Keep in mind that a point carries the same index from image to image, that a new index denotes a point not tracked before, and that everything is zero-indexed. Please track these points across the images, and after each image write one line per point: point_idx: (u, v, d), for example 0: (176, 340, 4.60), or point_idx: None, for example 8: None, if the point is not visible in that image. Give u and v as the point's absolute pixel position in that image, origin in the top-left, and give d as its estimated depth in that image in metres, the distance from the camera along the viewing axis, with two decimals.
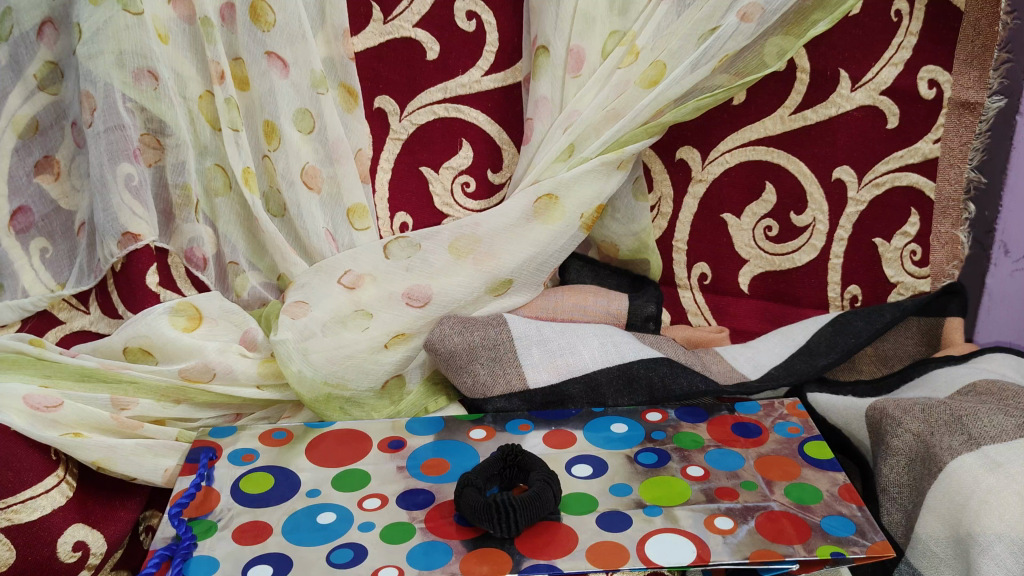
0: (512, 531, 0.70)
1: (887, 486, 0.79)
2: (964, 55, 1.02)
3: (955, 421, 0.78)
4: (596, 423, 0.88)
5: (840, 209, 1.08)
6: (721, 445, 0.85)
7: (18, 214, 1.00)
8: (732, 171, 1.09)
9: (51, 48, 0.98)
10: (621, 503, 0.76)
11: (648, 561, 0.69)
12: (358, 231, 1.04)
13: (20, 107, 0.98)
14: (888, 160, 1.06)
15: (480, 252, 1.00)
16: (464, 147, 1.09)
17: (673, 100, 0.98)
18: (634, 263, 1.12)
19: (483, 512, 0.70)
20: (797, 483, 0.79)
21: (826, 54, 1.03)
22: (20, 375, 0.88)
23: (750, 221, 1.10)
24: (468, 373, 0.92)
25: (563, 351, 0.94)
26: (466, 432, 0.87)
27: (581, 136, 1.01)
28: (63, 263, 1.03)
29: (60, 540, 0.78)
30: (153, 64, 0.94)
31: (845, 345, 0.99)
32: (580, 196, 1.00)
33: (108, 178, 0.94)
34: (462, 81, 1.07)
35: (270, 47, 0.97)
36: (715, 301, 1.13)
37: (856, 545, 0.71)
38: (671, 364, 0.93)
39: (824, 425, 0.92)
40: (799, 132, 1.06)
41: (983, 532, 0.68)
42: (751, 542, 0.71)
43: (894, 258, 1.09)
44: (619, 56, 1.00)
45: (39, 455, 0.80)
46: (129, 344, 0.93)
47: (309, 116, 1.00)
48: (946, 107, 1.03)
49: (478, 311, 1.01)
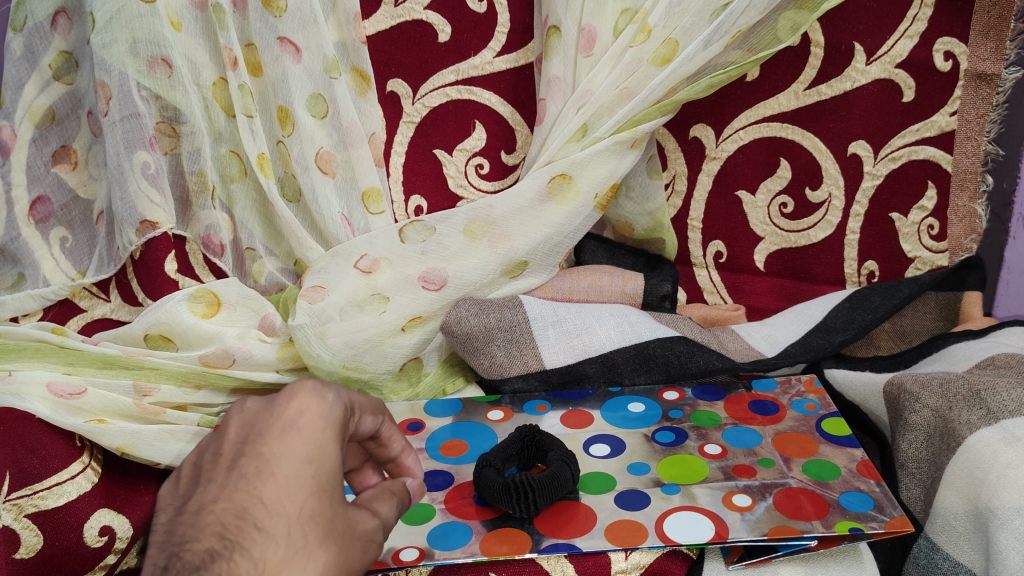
0: (530, 509, 0.70)
1: (906, 461, 0.80)
2: (980, 26, 1.00)
3: (973, 395, 0.78)
4: (613, 403, 0.89)
5: (856, 184, 1.07)
6: (739, 423, 0.85)
7: (37, 204, 1.01)
8: (746, 148, 1.08)
9: (64, 38, 0.99)
10: (639, 482, 0.76)
11: (666, 539, 0.69)
12: (373, 215, 1.04)
13: (36, 98, 1.00)
14: (904, 133, 1.05)
15: (495, 233, 1.00)
16: (477, 128, 1.09)
17: (686, 77, 0.97)
18: (649, 242, 1.12)
19: (505, 489, 0.70)
20: (815, 460, 0.80)
21: (841, 28, 1.02)
22: (42, 363, 0.89)
23: (765, 198, 1.10)
24: (485, 355, 0.93)
25: (579, 332, 0.94)
26: (483, 413, 0.88)
27: (594, 116, 1.00)
28: (83, 252, 1.03)
29: (86, 525, 0.79)
30: (167, 52, 0.94)
31: (863, 321, 0.99)
32: (593, 175, 1.00)
33: (125, 166, 0.94)
34: (474, 63, 1.07)
35: (283, 32, 0.98)
36: (731, 279, 1.13)
37: (875, 521, 0.71)
38: (687, 342, 0.93)
39: (843, 401, 0.93)
40: (813, 107, 1.05)
41: (1002, 506, 0.68)
42: (769, 518, 0.72)
43: (911, 232, 1.08)
44: (631, 34, 0.99)
45: (63, 442, 0.81)
46: (150, 331, 0.94)
47: (323, 101, 1.01)
48: (963, 78, 1.02)
49: (493, 293, 1.02)
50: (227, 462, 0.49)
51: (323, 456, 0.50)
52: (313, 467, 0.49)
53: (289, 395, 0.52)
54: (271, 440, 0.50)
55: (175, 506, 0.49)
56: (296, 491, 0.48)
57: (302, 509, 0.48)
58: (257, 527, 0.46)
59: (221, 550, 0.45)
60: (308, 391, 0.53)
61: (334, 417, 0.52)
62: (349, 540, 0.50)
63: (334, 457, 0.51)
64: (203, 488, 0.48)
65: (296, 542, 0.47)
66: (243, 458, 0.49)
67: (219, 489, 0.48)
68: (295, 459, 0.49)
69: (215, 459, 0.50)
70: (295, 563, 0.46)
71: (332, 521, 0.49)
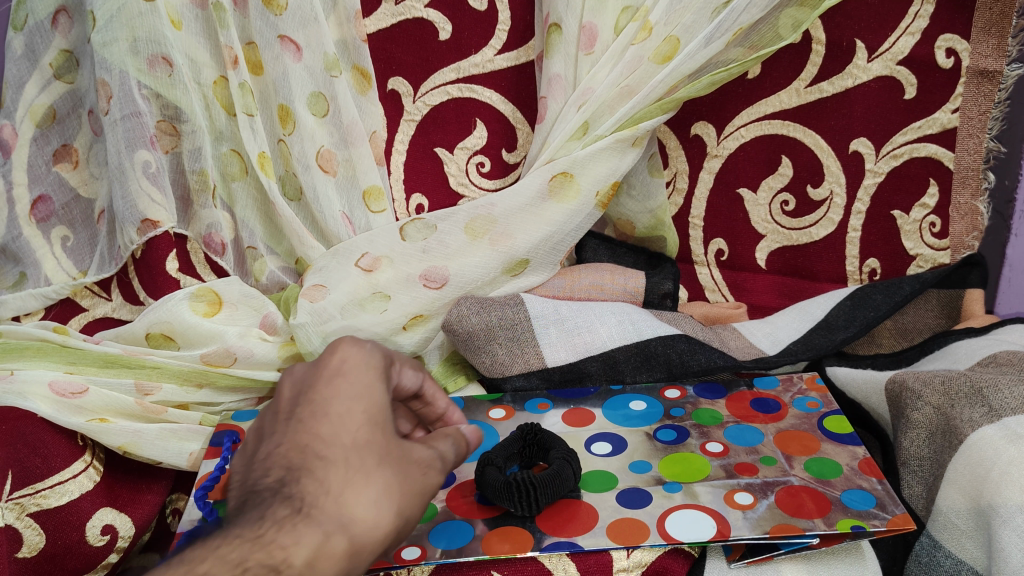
0: (532, 507, 0.70)
1: (908, 459, 0.79)
2: (981, 22, 1.00)
3: (975, 392, 0.78)
4: (614, 401, 0.89)
5: (857, 182, 1.07)
6: (740, 421, 0.85)
7: (39, 203, 1.01)
8: (747, 146, 1.08)
9: (65, 37, 0.99)
10: (641, 480, 0.76)
11: (668, 537, 0.69)
12: (374, 214, 1.04)
13: (37, 98, 1.00)
14: (905, 130, 1.05)
15: (496, 232, 0.99)
16: (478, 126, 1.09)
17: (687, 74, 0.97)
18: (651, 240, 1.12)
19: (506, 488, 0.70)
20: (817, 457, 0.80)
21: (842, 25, 1.02)
22: (44, 362, 0.89)
23: (767, 196, 1.09)
24: (486, 353, 0.92)
25: (580, 330, 0.94)
26: (484, 412, 0.88)
27: (595, 114, 1.00)
28: (85, 250, 1.03)
29: (88, 524, 0.79)
30: (167, 50, 0.93)
31: (864, 319, 0.99)
32: (595, 173, 1.00)
33: (126, 165, 0.94)
34: (475, 61, 1.07)
35: (283, 30, 0.97)
36: (732, 277, 1.13)
37: (877, 519, 0.71)
38: (689, 340, 0.93)
39: (844, 399, 0.92)
40: (815, 105, 1.05)
41: (1004, 504, 0.68)
42: (771, 517, 0.71)
43: (913, 230, 1.08)
44: (632, 32, 0.99)
45: (65, 441, 0.81)
46: (152, 330, 0.94)
47: (323, 99, 1.01)
48: (964, 75, 1.02)
49: (495, 291, 1.01)
50: (291, 401, 0.53)
51: (369, 395, 0.53)
52: (362, 404, 0.52)
53: (332, 350, 0.56)
54: (321, 386, 0.53)
55: (246, 460, 0.51)
56: (350, 423, 0.51)
57: (356, 438, 0.50)
58: (320, 459, 0.49)
59: (287, 484, 0.47)
60: (349, 344, 0.56)
61: (375, 360, 0.56)
62: (412, 468, 0.52)
63: (380, 393, 0.54)
64: (270, 437, 0.51)
65: (354, 465, 0.49)
66: (299, 408, 0.52)
67: (282, 434, 0.50)
68: (343, 399, 0.52)
69: (274, 415, 0.53)
70: (357, 482, 0.48)
71: (386, 451, 0.51)
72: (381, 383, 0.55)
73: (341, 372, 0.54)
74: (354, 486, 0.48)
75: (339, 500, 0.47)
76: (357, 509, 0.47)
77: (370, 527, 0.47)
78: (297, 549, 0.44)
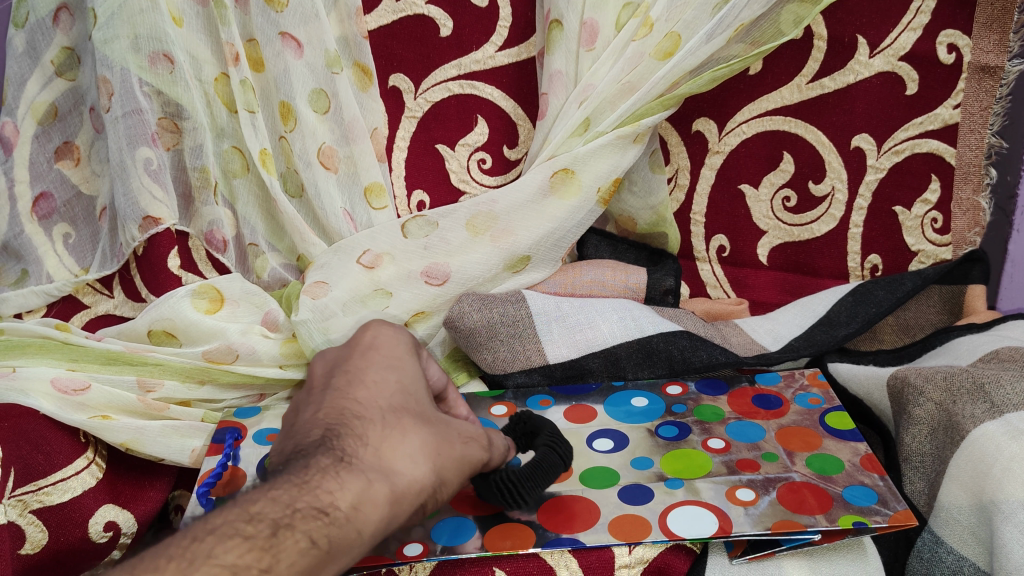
0: (522, 504, 0.69)
1: (910, 455, 0.80)
2: (983, 18, 1.00)
3: (977, 388, 0.78)
4: (616, 397, 0.89)
5: (859, 178, 1.07)
6: (742, 417, 0.85)
7: (40, 200, 1.01)
8: (749, 142, 1.08)
9: (66, 34, 0.99)
10: (642, 476, 0.77)
11: (670, 534, 0.69)
12: (376, 210, 1.04)
13: (38, 95, 1.00)
14: (907, 126, 1.05)
15: (498, 229, 1.00)
16: (479, 123, 1.09)
17: (688, 71, 0.97)
18: (652, 236, 1.12)
19: (495, 487, 0.69)
20: (819, 454, 0.80)
21: (844, 20, 1.02)
22: (47, 359, 0.89)
23: (768, 192, 1.09)
24: (488, 350, 0.93)
25: (582, 327, 0.94)
26: (486, 409, 0.88)
27: (596, 110, 1.00)
28: (86, 248, 1.03)
29: (91, 521, 0.79)
30: (168, 47, 0.93)
31: (866, 314, 0.98)
32: (596, 170, 1.00)
33: (128, 162, 0.94)
34: (476, 57, 1.07)
35: (284, 27, 0.97)
36: (734, 273, 1.13)
37: (879, 515, 0.71)
38: (690, 336, 0.93)
39: (846, 395, 0.92)
40: (816, 100, 1.05)
41: (1007, 500, 0.68)
42: (773, 513, 0.71)
43: (915, 226, 1.08)
44: (633, 28, 0.99)
45: (67, 437, 0.81)
46: (153, 327, 0.94)
47: (324, 96, 1.01)
48: (966, 71, 1.02)
49: (496, 289, 1.01)
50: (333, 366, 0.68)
51: (402, 365, 0.68)
52: (395, 373, 0.67)
53: (368, 332, 0.72)
54: (358, 361, 0.67)
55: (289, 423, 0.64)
56: (385, 391, 0.64)
57: (390, 402, 0.63)
58: (363, 421, 0.61)
59: (331, 438, 0.58)
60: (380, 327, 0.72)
61: (403, 339, 0.72)
62: (447, 431, 0.64)
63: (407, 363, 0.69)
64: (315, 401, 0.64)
65: (389, 424, 0.61)
66: (341, 378, 0.66)
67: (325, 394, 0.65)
68: (380, 368, 0.67)
69: (315, 387, 0.67)
70: (394, 437, 0.60)
71: (419, 414, 0.64)
72: (411, 356, 0.70)
73: (373, 347, 0.69)
74: (391, 440, 0.60)
75: (379, 452, 0.59)
76: (395, 461, 0.59)
77: (407, 475, 0.59)
78: (341, 494, 0.55)
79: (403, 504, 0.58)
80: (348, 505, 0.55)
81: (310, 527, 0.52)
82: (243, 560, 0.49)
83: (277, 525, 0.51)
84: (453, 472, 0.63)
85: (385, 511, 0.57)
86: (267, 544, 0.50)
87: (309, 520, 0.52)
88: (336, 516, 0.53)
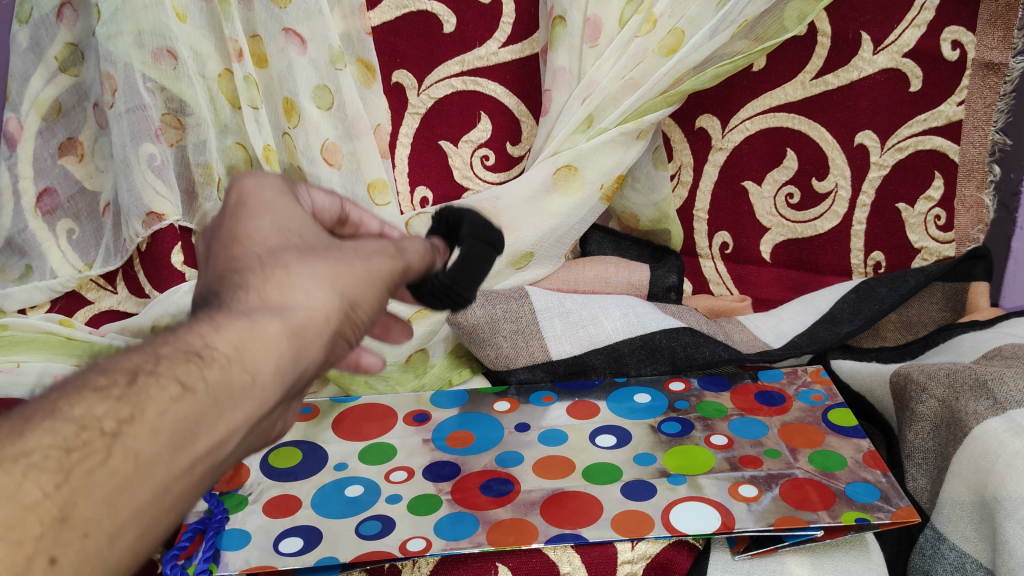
0: (465, 304, 0.50)
1: (912, 451, 0.80)
2: (987, 15, 1.00)
3: (981, 385, 0.78)
4: (619, 393, 0.89)
5: (862, 175, 1.07)
6: (744, 414, 0.85)
7: (44, 196, 1.02)
8: (753, 138, 1.08)
9: (71, 30, 0.99)
10: (645, 472, 0.77)
11: (672, 529, 0.70)
12: (379, 207, 1.04)
13: (43, 90, 1.00)
14: (910, 124, 1.05)
15: (501, 224, 0.99)
16: (482, 119, 1.10)
17: (691, 67, 0.97)
18: (655, 233, 1.11)
19: (428, 297, 0.50)
20: (821, 450, 0.80)
21: (848, 17, 1.02)
22: (49, 353, 0.90)
23: (772, 189, 1.09)
24: (491, 346, 0.92)
25: (585, 323, 0.94)
26: (489, 404, 0.88)
27: (599, 106, 1.00)
28: (90, 244, 1.03)
29: None
30: (173, 43, 0.93)
31: (869, 311, 0.98)
32: (600, 166, 1.00)
33: (132, 158, 0.93)
34: (479, 54, 1.07)
35: (288, 23, 0.97)
36: (737, 271, 1.13)
37: (881, 511, 0.71)
38: (693, 333, 0.93)
39: (848, 391, 0.93)
40: (820, 97, 1.05)
41: (1009, 496, 0.68)
42: (775, 509, 0.72)
43: (918, 223, 1.08)
44: (637, 24, 0.99)
45: None
46: (157, 322, 0.94)
47: (328, 92, 1.00)
48: (970, 68, 1.02)
49: (500, 284, 1.02)
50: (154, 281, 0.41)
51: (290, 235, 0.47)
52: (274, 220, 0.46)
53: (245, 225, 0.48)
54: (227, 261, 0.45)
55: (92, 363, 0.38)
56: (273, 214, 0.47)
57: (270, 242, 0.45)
58: (239, 271, 0.43)
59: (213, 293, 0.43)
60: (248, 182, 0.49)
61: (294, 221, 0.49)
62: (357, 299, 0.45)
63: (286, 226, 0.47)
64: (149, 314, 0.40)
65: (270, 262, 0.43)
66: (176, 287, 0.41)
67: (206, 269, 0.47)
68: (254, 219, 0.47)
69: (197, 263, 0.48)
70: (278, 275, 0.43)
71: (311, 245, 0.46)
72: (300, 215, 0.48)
73: (244, 208, 0.47)
74: (274, 279, 0.42)
75: (263, 294, 0.42)
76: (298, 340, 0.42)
77: (306, 308, 0.42)
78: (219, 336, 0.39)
79: (307, 347, 0.41)
80: (231, 349, 0.38)
81: (182, 371, 0.37)
82: (98, 414, 0.34)
83: (136, 372, 0.36)
84: (367, 291, 0.45)
85: (280, 363, 0.40)
86: (125, 394, 0.35)
87: (180, 365, 0.37)
88: (214, 359, 0.38)
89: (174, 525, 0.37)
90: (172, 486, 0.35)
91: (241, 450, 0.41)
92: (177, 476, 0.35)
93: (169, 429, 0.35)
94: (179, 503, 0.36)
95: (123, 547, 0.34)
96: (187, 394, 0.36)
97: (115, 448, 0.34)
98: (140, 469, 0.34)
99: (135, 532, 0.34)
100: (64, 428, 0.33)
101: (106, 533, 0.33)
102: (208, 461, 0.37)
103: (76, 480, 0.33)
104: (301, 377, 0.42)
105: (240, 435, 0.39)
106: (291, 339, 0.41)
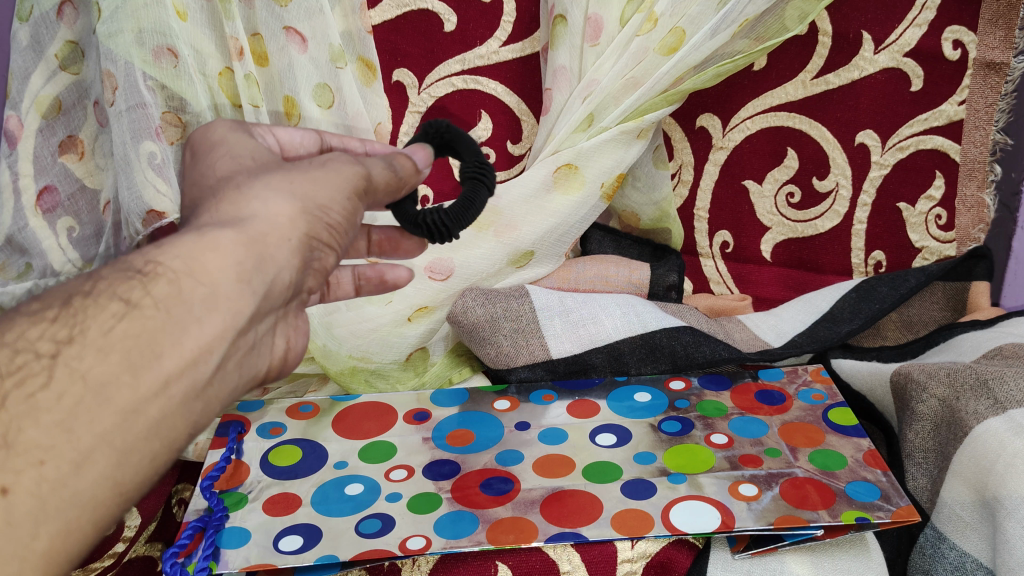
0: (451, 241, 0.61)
1: (913, 451, 0.80)
2: (988, 14, 1.00)
3: (981, 384, 0.78)
4: (619, 393, 0.89)
5: (862, 174, 1.07)
6: (744, 412, 0.85)
7: (45, 194, 1.02)
8: (754, 137, 1.08)
9: (71, 28, 0.99)
10: (645, 471, 0.77)
11: (672, 528, 0.69)
12: None
13: (43, 88, 0.99)
14: (912, 123, 1.05)
15: (501, 223, 0.99)
16: (483, 118, 1.10)
17: (692, 66, 0.97)
18: (656, 232, 1.11)
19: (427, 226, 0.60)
20: (821, 449, 0.80)
21: (849, 16, 1.02)
22: None
23: (772, 188, 1.09)
24: (491, 345, 0.92)
25: (586, 322, 0.94)
26: (490, 403, 0.88)
27: (600, 105, 1.00)
28: (91, 241, 1.04)
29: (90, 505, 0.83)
30: (173, 41, 0.93)
31: (870, 311, 0.98)
32: (600, 165, 1.00)
33: (132, 156, 0.93)
34: (480, 52, 1.07)
35: (289, 22, 0.97)
36: (738, 270, 1.13)
37: (882, 510, 0.71)
38: (693, 332, 0.93)
39: (848, 391, 0.93)
40: (821, 96, 1.05)
41: (1010, 496, 0.68)
42: (775, 508, 0.72)
43: (919, 223, 1.08)
44: (637, 23, 0.98)
45: None
46: None
47: (329, 91, 1.01)
48: (971, 67, 1.02)
49: (500, 283, 1.02)
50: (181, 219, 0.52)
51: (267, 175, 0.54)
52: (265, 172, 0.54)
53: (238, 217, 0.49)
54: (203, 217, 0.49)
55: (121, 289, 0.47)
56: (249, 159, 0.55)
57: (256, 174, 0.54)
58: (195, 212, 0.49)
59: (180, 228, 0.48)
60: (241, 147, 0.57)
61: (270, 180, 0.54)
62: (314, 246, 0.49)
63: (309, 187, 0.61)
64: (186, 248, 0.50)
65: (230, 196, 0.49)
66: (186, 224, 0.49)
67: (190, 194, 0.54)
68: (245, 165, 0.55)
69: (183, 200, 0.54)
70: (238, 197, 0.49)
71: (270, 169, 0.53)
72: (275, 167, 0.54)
73: (229, 183, 0.51)
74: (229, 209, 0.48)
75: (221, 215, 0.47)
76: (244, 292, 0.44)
77: (265, 222, 0.47)
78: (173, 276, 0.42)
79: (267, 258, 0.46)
80: (179, 265, 0.43)
81: (123, 290, 0.41)
82: (32, 338, 0.40)
83: (72, 296, 0.42)
84: (330, 202, 0.50)
85: (238, 271, 0.44)
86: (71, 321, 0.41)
87: (122, 284, 0.42)
88: (158, 274, 0.42)
89: (141, 461, 0.41)
90: (144, 407, 0.40)
91: (229, 377, 0.45)
92: (144, 396, 0.40)
93: (118, 347, 0.40)
94: (157, 425, 0.41)
95: (93, 474, 0.39)
96: (131, 309, 0.41)
97: (57, 367, 0.39)
98: (92, 387, 0.39)
99: (105, 458, 0.39)
100: (1, 355, 0.39)
101: (69, 462, 0.38)
102: (182, 380, 0.42)
103: (17, 404, 0.38)
104: (273, 291, 0.47)
105: (214, 350, 0.43)
106: (249, 246, 0.45)
